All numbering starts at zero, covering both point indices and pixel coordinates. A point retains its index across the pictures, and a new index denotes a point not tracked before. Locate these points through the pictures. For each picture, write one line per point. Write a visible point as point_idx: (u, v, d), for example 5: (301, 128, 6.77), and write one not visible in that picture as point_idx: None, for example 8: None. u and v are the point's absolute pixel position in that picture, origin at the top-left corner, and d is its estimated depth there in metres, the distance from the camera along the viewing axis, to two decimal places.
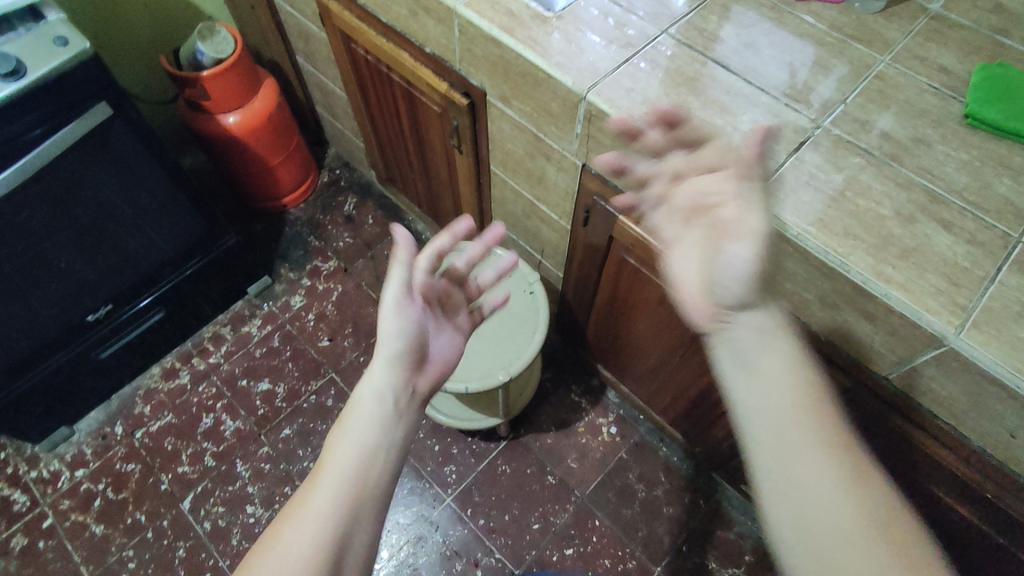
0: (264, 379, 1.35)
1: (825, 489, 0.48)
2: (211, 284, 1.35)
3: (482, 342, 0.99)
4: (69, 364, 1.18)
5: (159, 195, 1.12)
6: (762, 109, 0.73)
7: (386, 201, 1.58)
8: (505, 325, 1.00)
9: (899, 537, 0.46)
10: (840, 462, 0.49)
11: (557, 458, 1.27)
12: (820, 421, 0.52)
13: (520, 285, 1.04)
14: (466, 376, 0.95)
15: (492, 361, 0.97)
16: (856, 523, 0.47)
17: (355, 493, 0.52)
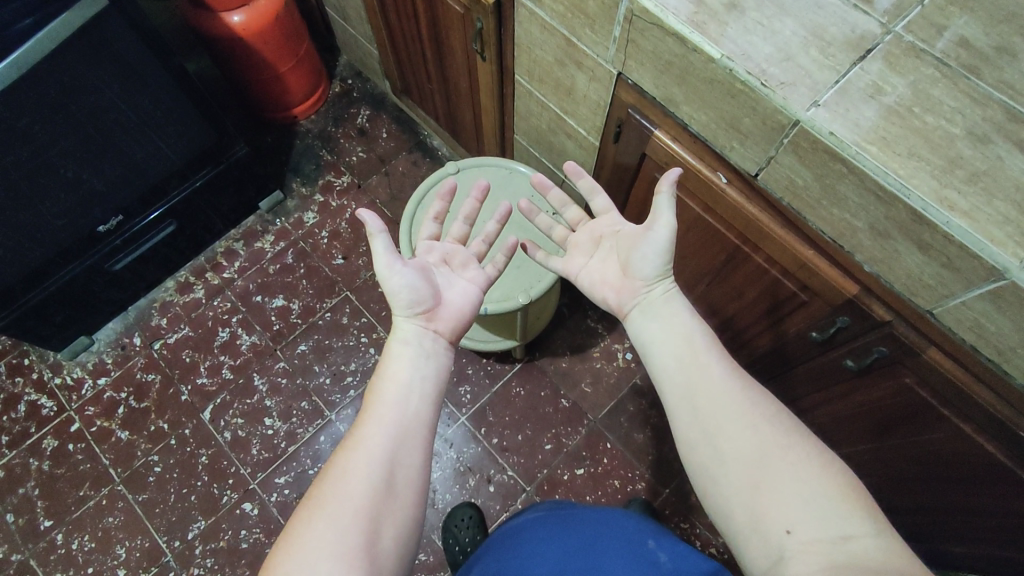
0: (279, 296, 1.33)
1: (732, 418, 0.52)
2: (223, 197, 1.31)
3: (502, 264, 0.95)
4: (84, 274, 1.17)
5: (166, 103, 1.06)
6: (826, 10, 0.65)
7: (400, 114, 1.51)
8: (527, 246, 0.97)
9: (798, 447, 0.50)
10: (745, 394, 0.54)
11: (571, 382, 1.27)
12: (724, 364, 0.56)
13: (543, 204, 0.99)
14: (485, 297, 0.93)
15: (511, 283, 0.94)
16: (763, 443, 0.50)
17: (399, 425, 0.52)
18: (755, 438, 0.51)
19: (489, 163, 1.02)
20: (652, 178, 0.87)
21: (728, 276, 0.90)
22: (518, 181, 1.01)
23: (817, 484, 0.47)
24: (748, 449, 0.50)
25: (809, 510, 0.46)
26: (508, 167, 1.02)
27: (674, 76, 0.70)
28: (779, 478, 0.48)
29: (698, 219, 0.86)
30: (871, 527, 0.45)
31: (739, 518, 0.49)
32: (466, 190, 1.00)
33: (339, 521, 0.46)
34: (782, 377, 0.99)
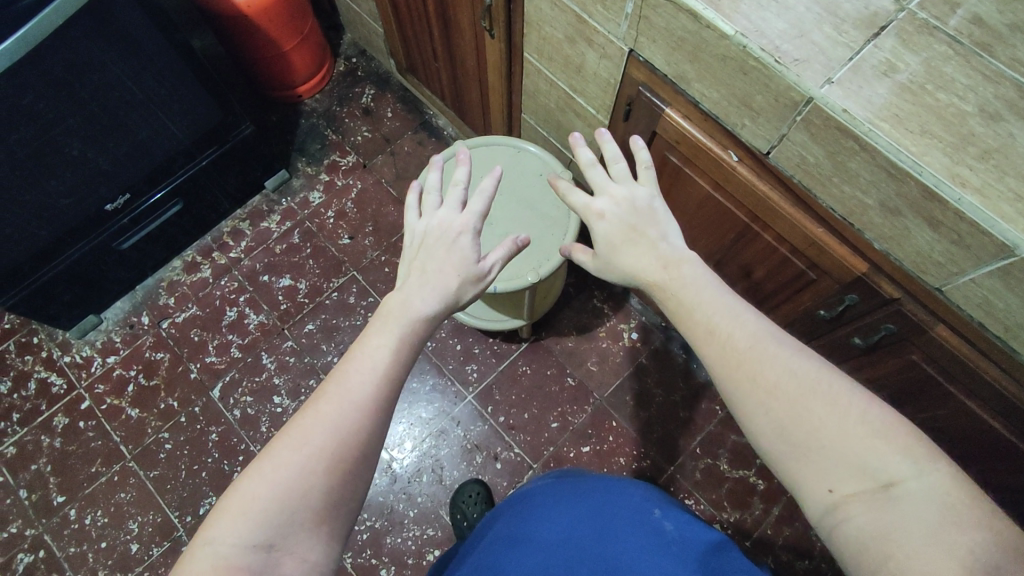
0: (286, 275, 1.34)
1: (765, 383, 0.51)
2: (228, 176, 1.31)
3: (511, 243, 0.96)
4: (92, 253, 1.18)
5: (172, 78, 1.05)
6: None
7: (405, 93, 1.50)
8: (536, 225, 0.97)
9: (836, 399, 0.48)
10: (773, 349, 0.52)
11: (577, 361, 1.28)
12: (748, 325, 0.54)
13: (550, 184, 0.99)
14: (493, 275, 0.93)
15: (520, 262, 0.94)
16: (800, 403, 0.49)
17: (373, 385, 0.51)
18: (791, 400, 0.49)
19: (496, 142, 1.02)
20: (662, 156, 0.88)
21: (736, 254, 0.90)
22: (526, 160, 1.01)
23: (859, 437, 0.46)
24: (780, 411, 0.49)
25: (851, 464, 0.46)
26: (516, 146, 1.02)
27: (685, 53, 0.70)
28: (820, 438, 0.47)
29: (707, 198, 0.86)
30: (915, 467, 0.45)
31: (792, 481, 0.49)
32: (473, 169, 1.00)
33: (286, 471, 0.46)
34: None
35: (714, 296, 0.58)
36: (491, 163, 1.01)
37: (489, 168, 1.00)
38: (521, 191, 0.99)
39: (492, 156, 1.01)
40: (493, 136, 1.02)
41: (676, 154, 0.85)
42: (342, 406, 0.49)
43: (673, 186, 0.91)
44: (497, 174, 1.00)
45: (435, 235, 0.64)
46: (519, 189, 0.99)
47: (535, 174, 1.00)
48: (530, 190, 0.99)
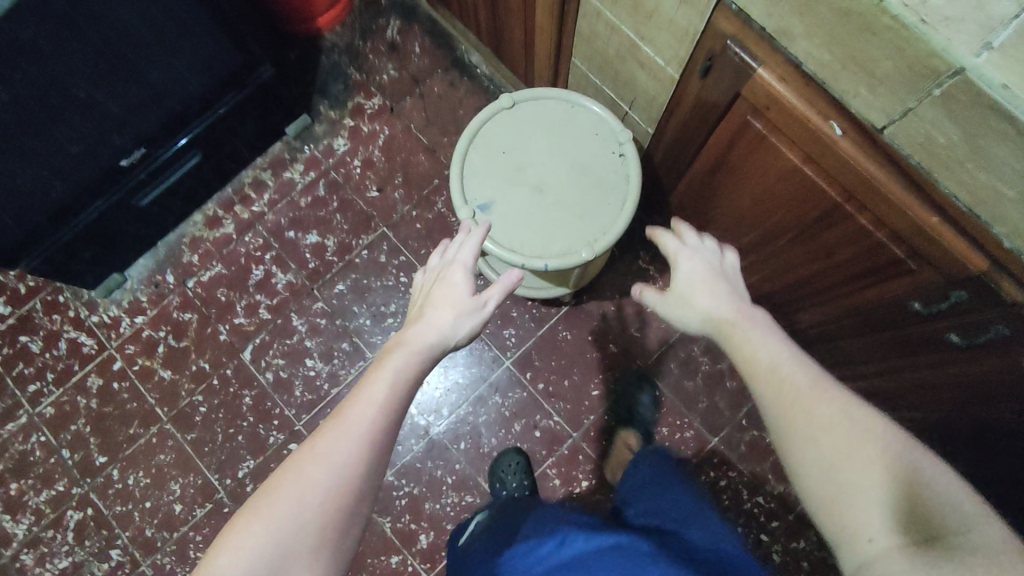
0: (313, 232, 1.26)
1: (810, 417, 0.47)
2: (247, 123, 1.20)
3: (563, 214, 0.87)
4: (111, 211, 1.10)
5: (181, 16, 0.93)
6: None
7: (434, 26, 1.35)
8: (590, 193, 0.87)
9: (886, 439, 0.43)
10: (819, 387, 0.48)
11: (620, 327, 1.22)
12: (801, 364, 0.51)
13: (608, 145, 0.89)
14: (544, 251, 0.85)
15: (574, 237, 0.86)
16: (845, 441, 0.44)
17: (375, 416, 0.49)
18: (836, 436, 0.45)
19: (548, 95, 0.90)
20: (742, 121, 0.75)
21: (817, 233, 0.79)
22: (581, 116, 0.90)
23: (906, 478, 0.41)
24: (820, 447, 0.45)
25: (892, 510, 0.41)
26: (570, 100, 0.90)
27: (794, 4, 0.57)
28: (863, 477, 0.42)
29: (791, 172, 0.74)
30: (968, 519, 0.39)
31: (830, 524, 0.43)
32: (521, 127, 0.90)
33: (296, 496, 0.45)
34: (861, 337, 0.90)
35: (777, 338, 0.55)
36: (542, 120, 0.90)
37: (540, 128, 0.89)
38: (575, 154, 0.89)
39: (543, 111, 0.90)
40: (545, 87, 0.90)
41: (761, 119, 0.72)
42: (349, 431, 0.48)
43: (749, 154, 0.78)
44: (549, 134, 0.89)
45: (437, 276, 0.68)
46: (571, 151, 0.89)
47: (591, 134, 0.89)
48: (585, 153, 0.89)
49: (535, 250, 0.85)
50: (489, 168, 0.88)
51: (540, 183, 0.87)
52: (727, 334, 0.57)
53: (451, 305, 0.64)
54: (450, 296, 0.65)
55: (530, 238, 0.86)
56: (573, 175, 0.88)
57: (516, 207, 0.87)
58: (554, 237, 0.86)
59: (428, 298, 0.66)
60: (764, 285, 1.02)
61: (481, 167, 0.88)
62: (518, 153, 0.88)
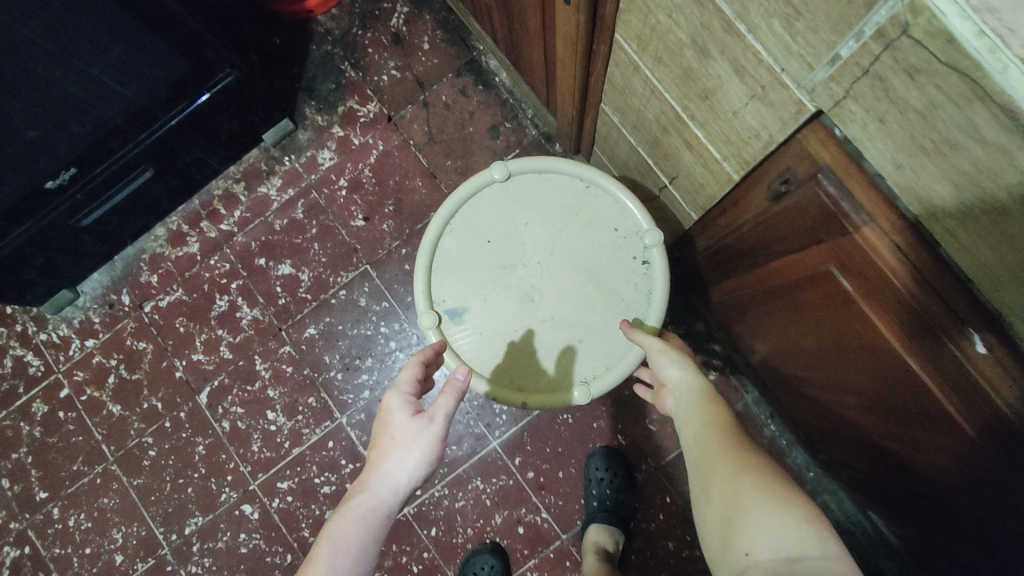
0: (285, 262, 1.08)
1: (719, 468, 0.45)
2: (213, 131, 1.01)
3: (554, 333, 0.68)
4: (49, 233, 0.93)
5: (83, 12, 0.72)
6: None
7: (449, 16, 1.10)
8: (592, 306, 0.69)
9: (780, 491, 0.41)
10: (731, 437, 0.47)
11: (633, 416, 1.02)
12: (720, 422, 0.49)
13: (627, 246, 0.70)
14: (522, 382, 0.68)
15: (565, 366, 0.68)
16: (746, 490, 0.42)
17: None
18: (741, 483, 0.43)
19: (556, 169, 0.71)
20: (820, 270, 0.51)
21: (900, 422, 0.56)
22: (596, 202, 0.71)
23: (792, 525, 0.39)
24: (723, 496, 0.43)
25: (772, 533, 0.39)
26: (586, 178, 0.71)
27: (950, 169, 0.33)
28: (753, 518, 0.41)
29: (881, 354, 0.51)
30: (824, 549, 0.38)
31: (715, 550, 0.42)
32: (517, 208, 0.71)
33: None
34: (927, 535, 0.68)
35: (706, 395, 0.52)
36: (545, 202, 0.71)
37: (541, 212, 0.71)
38: (581, 252, 0.70)
39: (548, 189, 0.71)
40: (554, 160, 0.71)
41: (851, 280, 0.48)
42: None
43: (823, 308, 0.55)
44: (550, 223, 0.71)
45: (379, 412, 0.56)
46: (575, 246, 0.70)
47: (607, 227, 0.70)
48: (595, 253, 0.70)
49: (511, 378, 0.68)
50: (468, 260, 0.70)
51: (530, 290, 0.69)
52: (680, 391, 0.54)
53: (385, 447, 0.52)
54: (393, 427, 0.53)
55: (508, 362, 0.68)
56: (576, 282, 0.69)
57: (496, 318, 0.69)
58: (538, 365, 0.68)
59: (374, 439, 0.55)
60: (817, 421, 0.79)
61: (458, 259, 0.70)
62: (509, 244, 0.70)
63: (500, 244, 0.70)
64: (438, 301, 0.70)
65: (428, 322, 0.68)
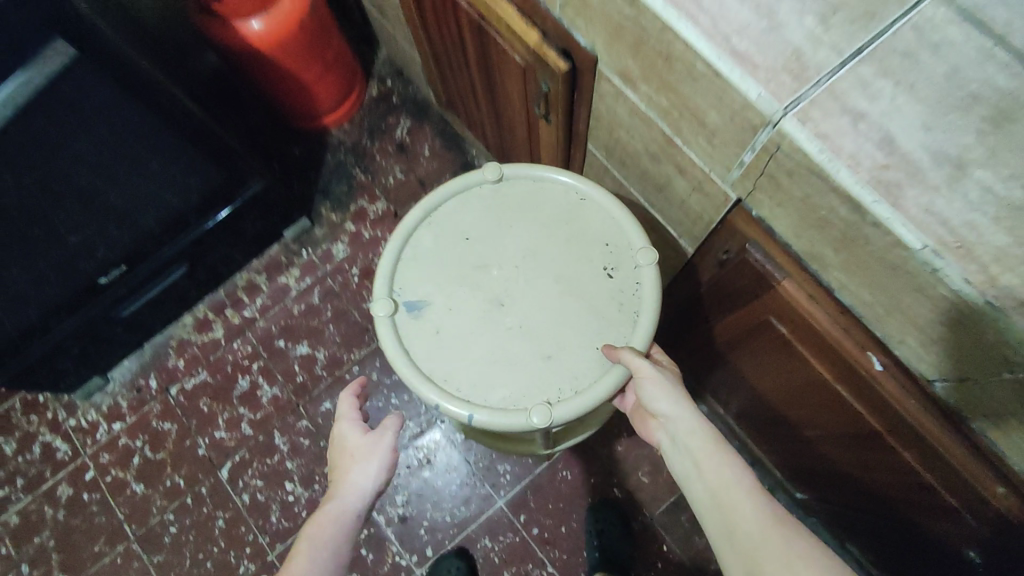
0: (303, 342, 1.19)
1: (723, 502, 0.50)
2: (241, 230, 1.15)
3: (522, 343, 0.68)
4: (92, 323, 1.06)
5: (139, 137, 0.87)
6: None
7: (446, 127, 1.30)
8: (562, 319, 0.69)
9: (779, 519, 0.47)
10: (735, 482, 0.51)
11: (627, 470, 1.11)
12: (715, 451, 0.54)
13: (614, 263, 0.71)
14: (472, 387, 0.67)
15: (526, 380, 0.67)
16: (751, 521, 0.48)
17: None
18: (746, 514, 0.48)
19: (552, 180, 0.74)
20: (763, 320, 0.64)
21: (847, 443, 0.67)
22: (586, 212, 0.73)
23: (795, 549, 0.45)
24: (729, 524, 0.49)
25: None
26: (581, 193, 0.74)
27: (829, 236, 0.47)
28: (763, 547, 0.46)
29: (821, 386, 0.63)
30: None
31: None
32: (503, 214, 0.74)
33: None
34: (891, 543, 0.78)
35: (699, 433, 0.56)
36: (534, 213, 0.74)
37: (530, 222, 0.73)
38: (564, 264, 0.71)
39: (539, 196, 0.75)
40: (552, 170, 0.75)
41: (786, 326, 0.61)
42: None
43: (771, 352, 0.67)
44: (532, 235, 0.73)
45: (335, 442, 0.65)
46: (555, 256, 0.71)
47: (597, 241, 0.72)
48: (577, 266, 0.71)
49: (462, 382, 0.67)
50: (444, 256, 0.72)
51: (502, 295, 0.70)
52: (675, 429, 0.58)
53: (348, 465, 0.62)
54: (353, 448, 0.63)
55: (462, 366, 0.68)
56: (552, 292, 0.70)
57: (459, 318, 0.70)
58: (500, 378, 0.67)
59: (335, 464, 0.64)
60: (787, 458, 0.90)
61: (435, 256, 0.73)
62: (486, 247, 0.72)
63: (478, 247, 0.72)
64: (400, 289, 0.71)
65: (382, 311, 0.70)
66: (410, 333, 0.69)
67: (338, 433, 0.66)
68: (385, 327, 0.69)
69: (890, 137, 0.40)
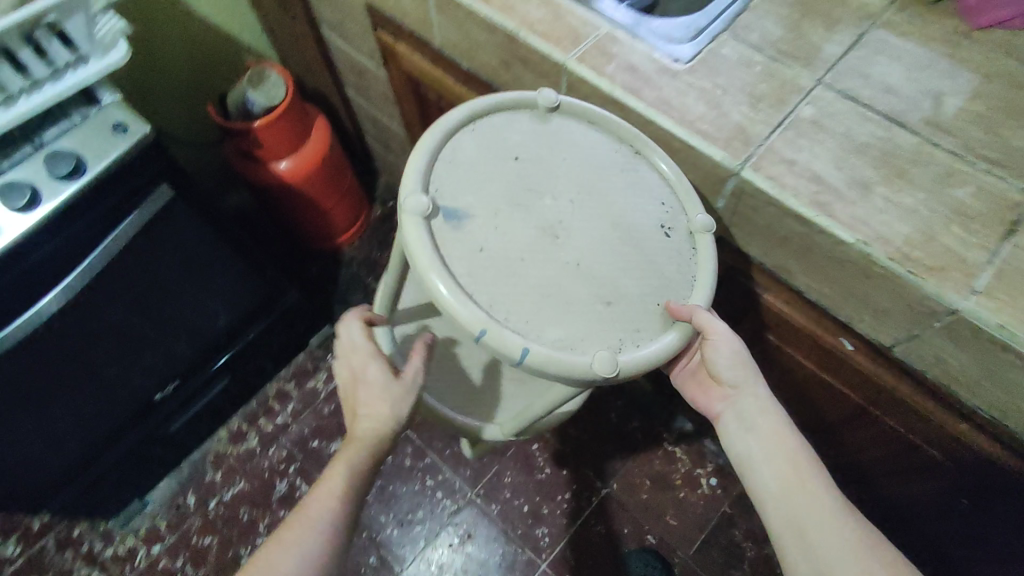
0: (337, 439, 1.27)
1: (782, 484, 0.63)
2: (275, 340, 1.27)
3: (579, 282, 0.60)
4: (141, 443, 1.12)
5: (210, 262, 1.01)
6: (960, 178, 0.60)
7: None
8: (621, 265, 0.62)
9: (837, 512, 0.60)
10: (803, 466, 0.63)
11: (655, 515, 1.19)
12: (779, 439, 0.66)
13: (672, 221, 0.65)
14: (517, 313, 0.57)
15: (582, 320, 0.58)
16: (807, 505, 0.61)
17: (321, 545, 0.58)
18: (807, 501, 0.61)
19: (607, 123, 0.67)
20: (754, 331, 0.81)
21: (841, 423, 0.82)
22: (643, 174, 0.66)
23: (846, 536, 0.58)
24: (790, 509, 0.61)
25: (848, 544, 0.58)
26: (637, 145, 0.67)
27: (789, 249, 0.65)
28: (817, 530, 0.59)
29: (811, 376, 0.79)
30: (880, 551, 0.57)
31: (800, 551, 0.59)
32: (553, 142, 0.67)
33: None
34: (899, 520, 0.90)
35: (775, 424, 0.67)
36: (584, 150, 0.67)
37: (580, 159, 0.66)
38: (622, 205, 0.65)
39: (588, 137, 0.67)
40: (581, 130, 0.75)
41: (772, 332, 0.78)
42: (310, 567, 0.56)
43: (766, 357, 0.84)
44: (581, 177, 0.65)
45: (344, 364, 0.68)
46: (613, 196, 0.65)
47: (654, 198, 0.66)
48: (636, 214, 0.64)
49: (511, 310, 0.57)
50: (489, 170, 0.63)
51: (558, 225, 0.62)
52: (750, 420, 0.68)
53: (364, 394, 0.66)
54: (371, 374, 0.66)
55: (513, 297, 0.58)
56: (611, 233, 0.63)
57: (509, 238, 0.60)
58: (553, 312, 0.58)
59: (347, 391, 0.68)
60: None
61: (476, 164, 0.63)
62: (537, 170, 0.64)
63: (524, 175, 0.64)
64: (436, 189, 0.61)
65: (418, 205, 0.58)
66: (448, 243, 0.59)
67: (348, 348, 0.68)
68: (416, 226, 0.58)
69: (815, 172, 0.61)
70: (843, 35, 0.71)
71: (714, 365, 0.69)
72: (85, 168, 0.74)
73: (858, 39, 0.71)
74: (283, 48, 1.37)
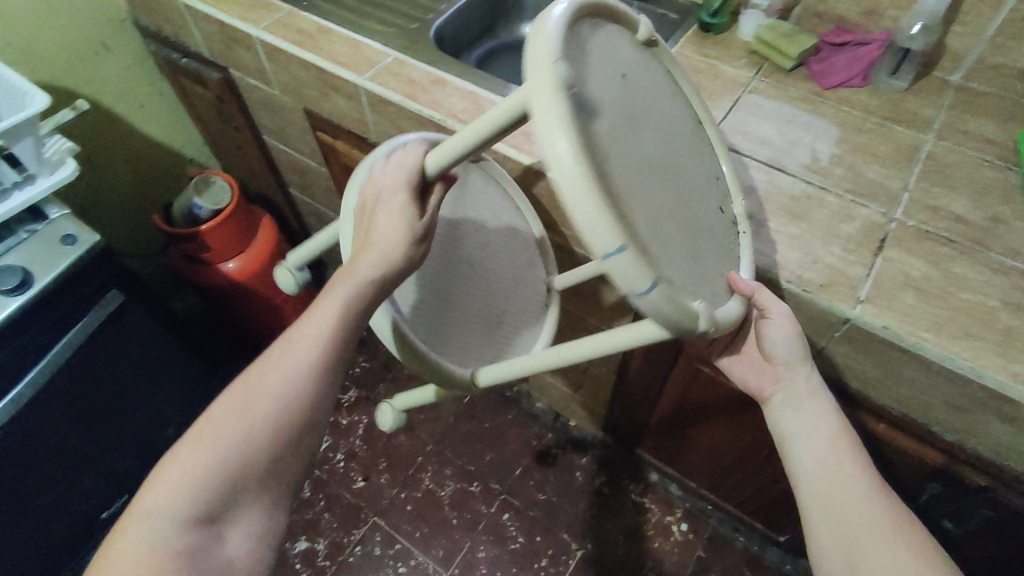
0: (301, 537, 1.24)
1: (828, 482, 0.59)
2: None
3: (675, 228, 0.48)
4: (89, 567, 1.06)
5: (159, 363, 1.03)
6: (832, 207, 0.71)
7: None
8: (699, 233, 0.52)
9: (890, 512, 0.57)
10: (851, 464, 0.60)
11: (633, 570, 1.19)
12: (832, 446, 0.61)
13: (724, 204, 0.59)
14: (642, 237, 0.43)
15: (677, 268, 0.46)
16: (860, 509, 0.57)
17: (297, 392, 0.48)
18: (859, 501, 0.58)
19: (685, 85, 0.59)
20: (692, 367, 0.87)
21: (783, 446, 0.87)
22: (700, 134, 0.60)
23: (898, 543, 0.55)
24: (836, 506, 0.58)
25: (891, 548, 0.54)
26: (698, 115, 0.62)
27: None
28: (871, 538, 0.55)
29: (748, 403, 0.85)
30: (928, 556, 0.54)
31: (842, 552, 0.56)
32: (654, 79, 0.54)
33: (153, 548, 0.44)
34: None
35: (827, 421, 0.63)
36: (669, 102, 0.56)
37: (662, 100, 0.54)
38: (691, 169, 0.55)
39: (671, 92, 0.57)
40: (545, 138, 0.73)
41: (706, 366, 0.85)
42: (240, 455, 0.46)
43: (706, 392, 0.89)
44: (667, 123, 0.53)
45: (391, 186, 0.55)
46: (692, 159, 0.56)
47: (711, 174, 0.59)
48: (703, 182, 0.56)
49: (636, 235, 0.42)
50: (606, 71, 0.46)
51: (657, 157, 0.49)
52: (796, 418, 0.64)
53: (387, 262, 0.54)
54: (400, 230, 0.54)
55: (631, 216, 0.42)
56: (690, 195, 0.53)
57: (628, 156, 0.44)
58: (662, 251, 0.45)
59: (366, 244, 0.54)
60: (755, 499, 1.06)
61: (596, 58, 0.46)
62: (641, 92, 0.50)
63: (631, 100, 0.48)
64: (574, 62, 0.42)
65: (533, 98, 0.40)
66: (588, 132, 0.40)
67: (397, 183, 0.54)
68: (555, 101, 0.38)
69: None
70: (721, 102, 0.83)
71: (769, 344, 0.66)
72: (32, 280, 0.76)
73: (733, 104, 0.83)
74: (226, 157, 1.45)
